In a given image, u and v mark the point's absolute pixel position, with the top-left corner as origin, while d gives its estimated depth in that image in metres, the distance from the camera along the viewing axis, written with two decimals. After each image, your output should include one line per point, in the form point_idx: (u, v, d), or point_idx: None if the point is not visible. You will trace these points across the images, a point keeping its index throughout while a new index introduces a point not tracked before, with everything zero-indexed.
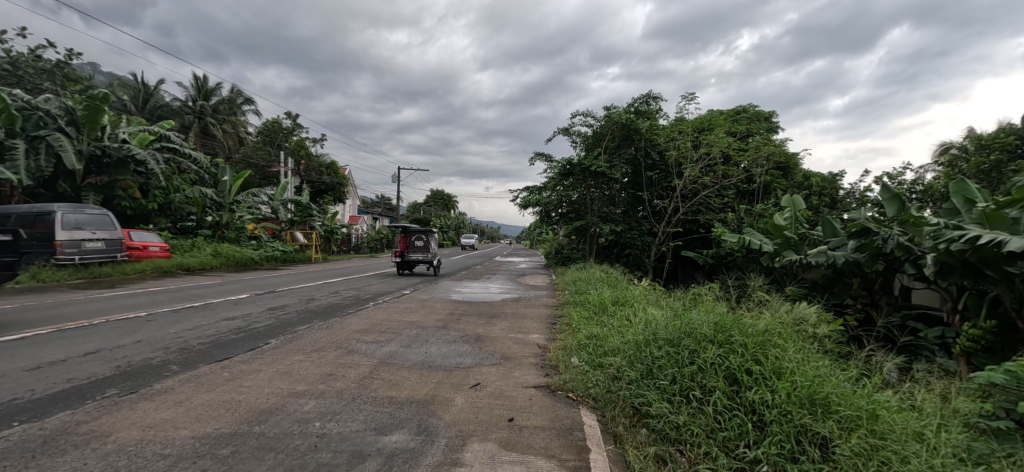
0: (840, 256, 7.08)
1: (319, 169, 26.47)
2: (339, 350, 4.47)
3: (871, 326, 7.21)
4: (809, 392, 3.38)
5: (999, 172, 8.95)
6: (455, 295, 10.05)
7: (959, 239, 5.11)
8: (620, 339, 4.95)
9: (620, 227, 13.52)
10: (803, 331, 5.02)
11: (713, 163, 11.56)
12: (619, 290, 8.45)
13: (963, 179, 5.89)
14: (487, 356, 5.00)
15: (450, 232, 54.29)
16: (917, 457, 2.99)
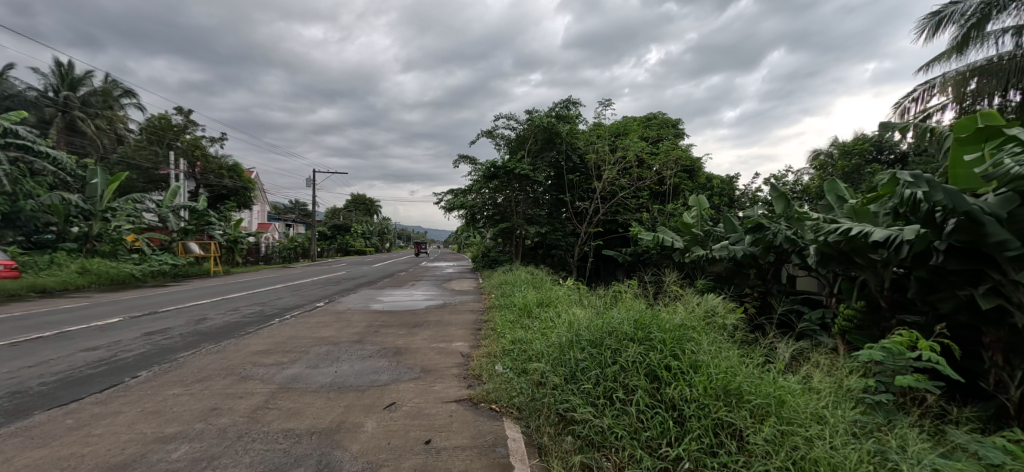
0: (738, 249, 7.55)
1: (217, 172, 24.38)
2: (229, 378, 3.95)
3: (768, 312, 7.75)
4: (724, 384, 3.46)
5: (859, 173, 10.03)
6: (375, 304, 9.53)
7: (834, 232, 5.54)
8: (545, 343, 4.83)
9: (546, 229, 13.63)
10: (714, 322, 5.21)
11: (629, 165, 11.97)
12: (545, 291, 8.38)
13: (836, 178, 6.44)
14: (405, 371, 4.67)
15: (373, 238, 52.51)
16: (820, 438, 3.12)
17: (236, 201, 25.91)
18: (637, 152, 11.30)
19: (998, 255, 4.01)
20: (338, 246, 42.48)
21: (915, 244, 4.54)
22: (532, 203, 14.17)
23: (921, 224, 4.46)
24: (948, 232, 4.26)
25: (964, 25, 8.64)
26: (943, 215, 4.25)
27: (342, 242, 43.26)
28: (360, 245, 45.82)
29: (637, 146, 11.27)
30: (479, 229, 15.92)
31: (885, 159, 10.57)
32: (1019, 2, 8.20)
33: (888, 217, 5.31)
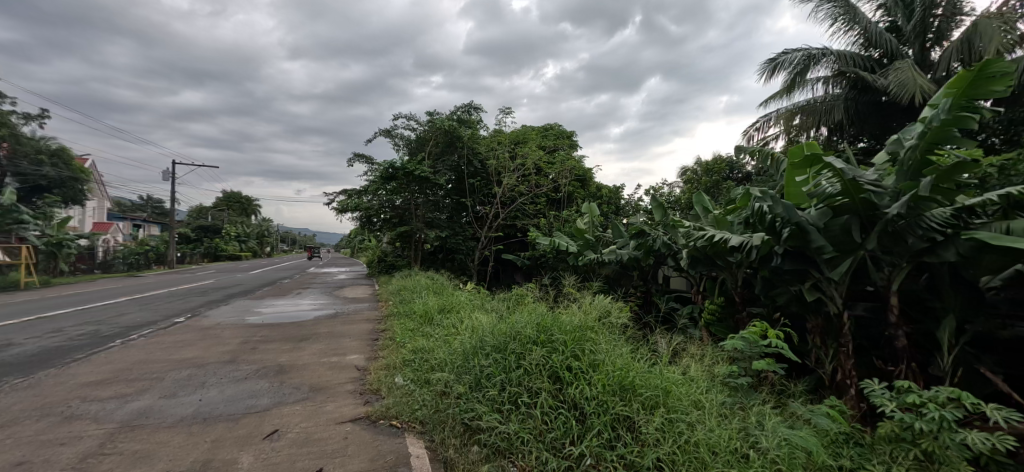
0: (624, 253, 7.95)
1: (32, 158, 20.32)
2: (47, 420, 3.21)
3: (649, 309, 8.24)
4: (619, 378, 3.50)
5: (717, 189, 11.31)
6: (253, 317, 8.51)
7: (699, 238, 5.89)
8: (447, 351, 4.59)
9: (445, 233, 13.30)
10: (607, 322, 5.35)
11: (528, 172, 12.32)
12: (446, 297, 8.10)
13: (701, 191, 6.97)
14: (290, 392, 4.14)
15: (251, 242, 47.86)
16: (701, 423, 3.26)
17: (65, 195, 21.71)
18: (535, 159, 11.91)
19: (819, 256, 4.53)
20: (205, 250, 37.94)
21: (760, 248, 5.05)
22: (432, 206, 13.76)
23: (765, 232, 5.02)
24: (783, 238, 4.78)
25: (793, 73, 9.85)
26: (781, 224, 4.78)
27: (211, 246, 38.78)
28: (234, 249, 41.34)
29: (535, 154, 11.80)
30: (375, 233, 15.13)
31: (735, 177, 11.94)
32: (830, 58, 9.64)
33: (741, 226, 5.85)
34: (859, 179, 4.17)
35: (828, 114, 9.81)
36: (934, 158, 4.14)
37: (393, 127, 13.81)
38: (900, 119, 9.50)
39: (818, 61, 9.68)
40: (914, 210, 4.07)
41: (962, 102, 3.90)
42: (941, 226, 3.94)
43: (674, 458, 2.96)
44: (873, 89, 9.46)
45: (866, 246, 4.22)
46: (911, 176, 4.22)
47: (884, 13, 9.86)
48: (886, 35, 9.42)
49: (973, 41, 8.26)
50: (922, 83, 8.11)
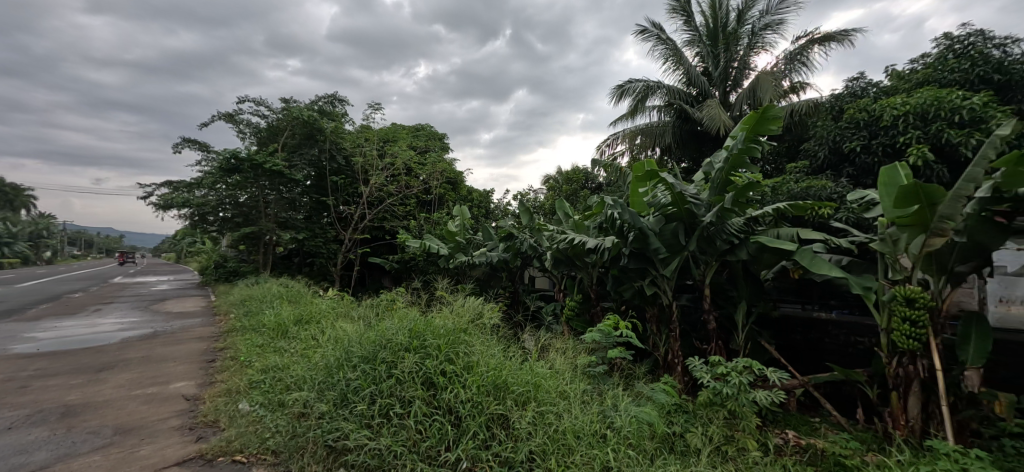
0: (494, 255, 8.12)
1: None
2: None
3: (517, 308, 8.52)
4: (496, 377, 3.58)
5: (576, 196, 12.21)
6: (22, 347, 6.76)
7: (563, 241, 6.22)
8: (306, 366, 4.20)
9: (302, 234, 12.04)
10: (479, 323, 5.38)
11: (397, 172, 12.01)
12: (302, 307, 7.36)
13: (562, 197, 7.31)
14: (83, 440, 3.64)
15: (22, 247, 38.17)
16: (569, 413, 3.52)
17: None
18: (406, 160, 11.53)
19: (655, 257, 5.18)
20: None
21: (611, 250, 5.58)
22: (288, 204, 12.52)
23: (616, 235, 5.55)
24: (629, 241, 5.37)
25: (635, 99, 11.21)
26: (628, 229, 5.35)
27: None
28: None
29: (406, 154, 11.62)
30: (212, 233, 13.18)
31: (591, 186, 12.94)
32: (664, 89, 11.12)
33: (596, 230, 6.33)
34: (684, 192, 4.86)
35: (660, 137, 11.19)
36: (733, 178, 4.93)
37: (236, 112, 12.10)
38: (711, 146, 11.14)
39: (654, 92, 11.09)
40: (721, 219, 4.84)
41: (751, 137, 4.72)
42: (739, 231, 4.92)
43: (545, 448, 3.16)
44: (692, 120, 11.05)
45: (689, 248, 4.98)
46: (719, 192, 4.98)
47: (699, 59, 11.39)
48: (701, 78, 11.01)
49: (756, 91, 10.15)
50: (724, 119, 9.74)
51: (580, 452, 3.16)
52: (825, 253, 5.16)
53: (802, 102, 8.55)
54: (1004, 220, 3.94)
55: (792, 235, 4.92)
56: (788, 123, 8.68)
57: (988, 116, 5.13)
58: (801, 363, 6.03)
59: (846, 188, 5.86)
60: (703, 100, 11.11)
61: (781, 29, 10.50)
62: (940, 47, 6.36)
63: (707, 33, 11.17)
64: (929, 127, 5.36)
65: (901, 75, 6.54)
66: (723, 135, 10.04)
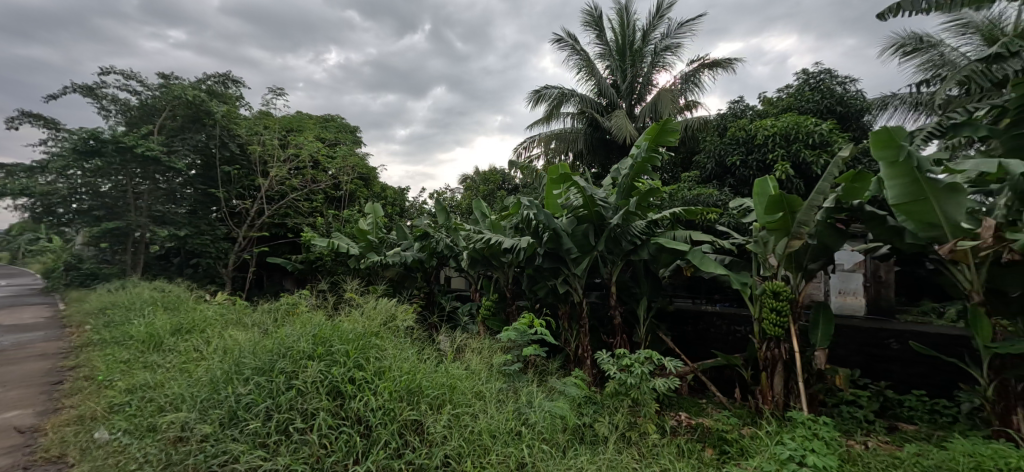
0: (408, 256, 8.10)
1: None
2: None
3: (432, 309, 8.54)
4: (409, 383, 3.71)
5: (493, 197, 12.49)
6: None
7: (479, 241, 6.42)
8: (183, 384, 4.03)
9: (183, 231, 10.33)
10: (392, 325, 5.39)
11: (302, 165, 11.39)
12: (183, 315, 6.70)
13: (480, 197, 7.53)
14: None
15: None
16: (485, 413, 3.74)
17: None
18: (312, 152, 11.06)
19: (568, 257, 5.61)
20: None
21: (526, 250, 5.90)
22: (167, 196, 10.59)
23: (531, 236, 5.87)
24: (544, 241, 5.71)
25: (550, 104, 11.76)
26: (542, 230, 5.68)
27: None
28: None
29: (313, 147, 11.10)
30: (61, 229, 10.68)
31: (508, 187, 13.34)
32: (577, 97, 11.81)
33: (512, 230, 6.67)
34: (594, 196, 5.31)
35: (573, 142, 11.86)
36: (637, 185, 5.50)
37: (97, 84, 10.07)
38: (618, 153, 12.02)
39: (568, 99, 11.72)
40: (625, 222, 5.37)
41: (653, 148, 5.25)
42: (641, 233, 5.47)
43: (461, 451, 3.35)
44: (602, 128, 11.84)
45: (598, 248, 5.45)
46: (625, 196, 5.51)
47: (609, 72, 12.22)
48: (610, 89, 11.89)
49: (657, 105, 11.14)
50: (630, 130, 10.57)
51: (495, 452, 3.40)
52: (711, 253, 5.86)
53: (694, 119, 9.59)
54: (844, 226, 4.80)
55: (686, 237, 5.54)
56: (683, 136, 9.68)
57: (833, 141, 6.17)
58: (691, 352, 6.77)
59: (728, 196, 6.72)
60: (611, 111, 11.94)
61: (678, 52, 11.60)
62: (800, 80, 7.44)
63: (616, 49, 12.03)
64: (790, 146, 6.32)
65: (771, 102, 7.60)
66: (629, 144, 10.87)
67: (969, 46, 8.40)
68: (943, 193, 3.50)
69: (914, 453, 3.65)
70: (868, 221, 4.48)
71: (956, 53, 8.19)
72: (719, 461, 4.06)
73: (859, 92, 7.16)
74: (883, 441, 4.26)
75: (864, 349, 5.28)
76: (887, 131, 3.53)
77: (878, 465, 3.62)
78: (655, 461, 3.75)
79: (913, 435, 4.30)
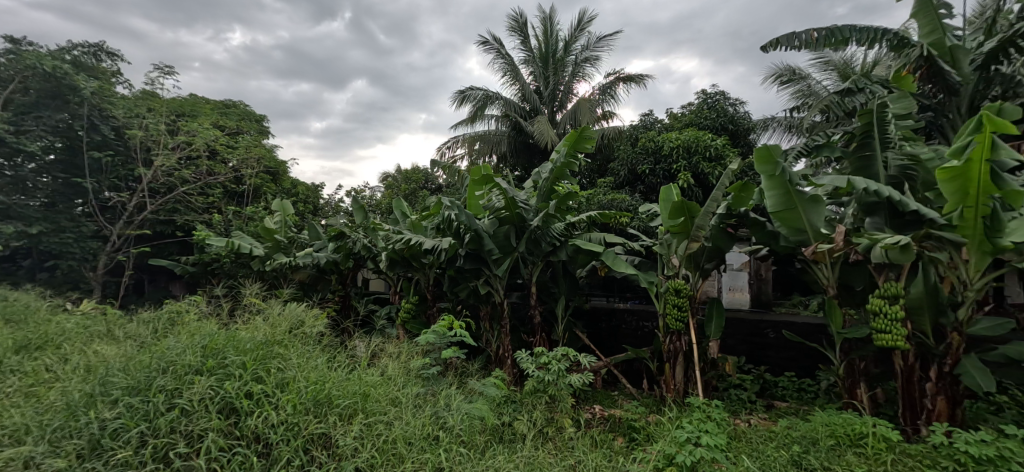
0: (322, 257, 7.64)
1: None
2: None
3: (347, 313, 8.21)
4: (315, 394, 3.55)
5: (415, 197, 12.33)
6: None
7: (398, 242, 6.31)
8: (20, 411, 3.29)
9: (37, 228, 7.54)
10: (300, 333, 4.90)
11: (195, 154, 9.08)
12: (30, 327, 5.45)
13: (401, 196, 7.53)
14: None
15: None
16: (400, 420, 3.70)
17: None
18: (208, 141, 8.79)
19: (489, 259, 5.83)
20: None
21: (447, 251, 5.98)
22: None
23: (452, 237, 5.94)
24: (464, 242, 5.83)
25: (475, 106, 11.94)
26: (463, 231, 5.75)
27: None
28: None
29: (209, 134, 8.89)
30: None
31: (430, 187, 13.28)
32: (501, 100, 12.08)
33: (433, 231, 6.75)
34: (515, 198, 5.55)
35: (496, 145, 12.11)
36: (556, 189, 5.83)
37: None
38: (540, 158, 12.44)
39: (492, 102, 11.99)
40: (545, 224, 5.69)
41: (571, 154, 5.62)
42: (559, 235, 5.80)
43: (374, 462, 3.28)
44: (524, 133, 12.22)
45: (519, 249, 5.73)
46: (545, 198, 5.85)
47: (532, 78, 12.67)
48: (533, 95, 12.34)
49: (577, 113, 11.72)
50: (552, 135, 11.03)
51: (411, 459, 3.38)
52: (623, 255, 6.34)
53: (610, 128, 10.26)
54: (733, 231, 5.45)
55: (600, 239, 5.96)
56: (600, 144, 10.28)
57: (726, 155, 6.95)
58: (604, 347, 7.24)
59: (638, 202, 7.29)
60: (533, 116, 12.35)
61: (596, 65, 12.26)
62: (700, 99, 8.27)
63: (539, 56, 12.49)
64: (691, 158, 7.00)
65: (676, 116, 8.34)
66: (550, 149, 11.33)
67: (831, 80, 9.85)
68: (807, 203, 4.13)
69: (786, 426, 4.19)
70: (752, 226, 5.13)
71: (820, 85, 9.54)
72: (627, 447, 4.45)
73: (747, 113, 8.11)
74: (762, 419, 4.89)
75: (749, 340, 6.02)
76: (766, 149, 4.09)
77: (758, 439, 4.10)
78: (569, 454, 4.00)
79: (786, 412, 4.95)
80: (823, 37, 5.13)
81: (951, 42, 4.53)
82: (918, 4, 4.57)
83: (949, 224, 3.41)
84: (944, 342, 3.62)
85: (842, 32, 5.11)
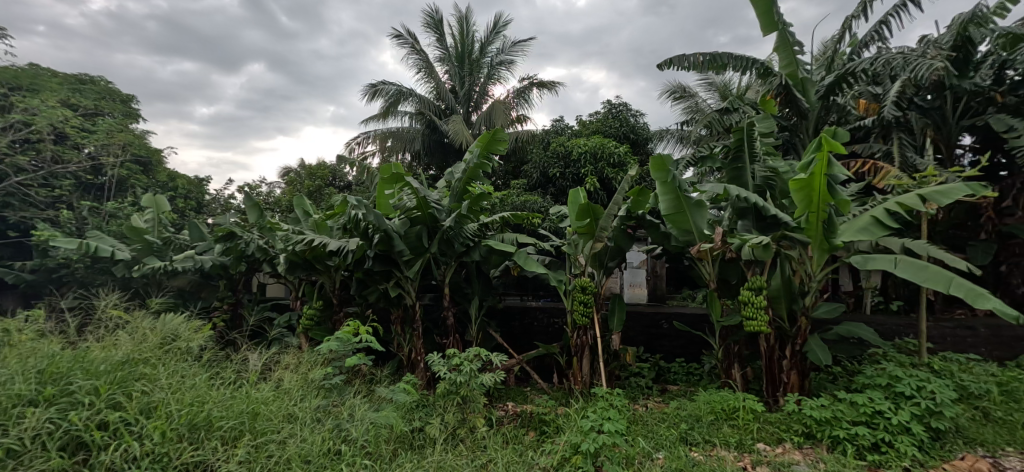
0: (206, 260, 6.79)
1: None
2: None
3: (238, 324, 7.23)
4: (189, 418, 3.21)
5: (319, 193, 11.73)
6: None
7: (299, 242, 5.97)
8: None
9: None
10: (174, 349, 4.20)
11: (37, 137, 7.67)
12: None
13: (304, 194, 7.22)
14: None
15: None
16: (294, 437, 3.47)
17: None
18: (55, 123, 7.69)
19: (399, 260, 5.85)
20: None
21: (355, 252, 5.83)
22: None
23: (360, 237, 5.78)
24: (374, 243, 5.73)
25: (387, 100, 11.75)
26: (372, 231, 5.65)
27: None
28: None
29: (55, 114, 7.74)
30: None
31: (338, 184, 12.78)
32: (415, 97, 12.00)
33: (339, 231, 6.53)
34: (427, 198, 5.62)
35: (410, 142, 12.03)
36: (468, 189, 5.98)
37: None
38: (454, 157, 12.48)
39: (405, 98, 11.89)
40: (458, 224, 5.79)
41: (484, 155, 5.82)
42: (473, 236, 5.93)
43: None
44: (439, 132, 12.18)
45: (432, 250, 5.79)
46: (457, 199, 5.99)
47: (447, 76, 12.72)
48: (448, 94, 12.38)
49: (491, 115, 11.98)
50: (467, 135, 11.16)
51: None
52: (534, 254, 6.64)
53: (523, 132, 10.62)
54: (633, 231, 5.98)
55: (512, 239, 6.21)
56: (513, 146, 10.61)
57: (627, 162, 7.57)
58: (517, 345, 7.51)
59: (549, 204, 7.68)
60: (448, 114, 12.39)
61: (511, 69, 12.62)
62: (606, 108, 8.88)
63: (455, 56, 12.59)
64: (597, 164, 7.51)
65: (584, 123, 8.88)
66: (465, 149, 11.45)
67: (714, 98, 11.10)
68: (693, 207, 4.69)
69: (676, 408, 4.63)
70: (648, 227, 5.67)
71: (705, 102, 10.70)
72: (538, 440, 4.74)
73: (646, 124, 8.87)
74: (657, 402, 5.43)
75: (646, 331, 6.60)
76: (661, 158, 4.55)
77: (654, 421, 4.47)
78: (481, 454, 4.13)
79: (677, 394, 5.53)
80: (707, 61, 5.85)
81: (802, 75, 5.28)
82: (778, 40, 5.26)
83: (799, 227, 4.06)
84: (795, 325, 4.31)
85: (722, 58, 5.87)
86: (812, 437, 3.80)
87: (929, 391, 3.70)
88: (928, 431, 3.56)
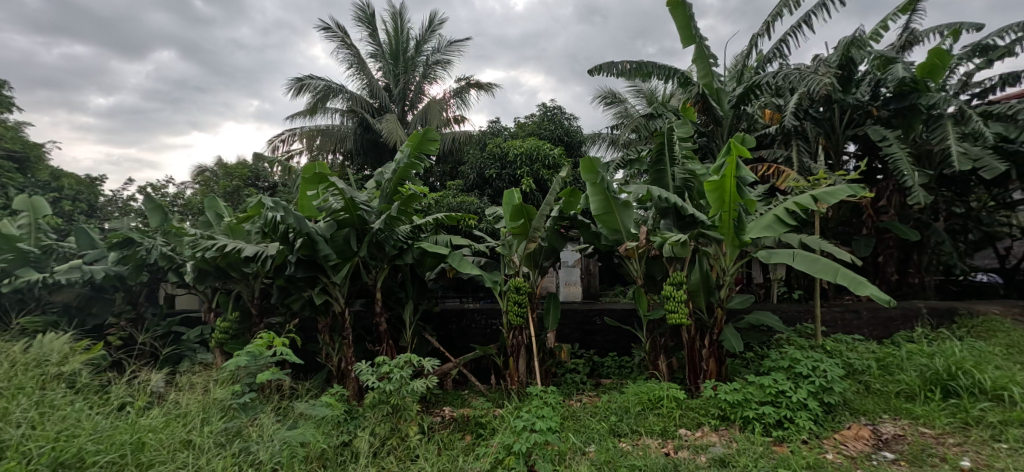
0: (97, 270, 6.04)
1: None
2: None
3: (134, 340, 6.57)
4: (53, 457, 2.97)
5: (238, 194, 11.01)
6: None
7: (210, 248, 5.56)
8: None
9: None
10: (43, 377, 3.79)
11: None
12: None
13: (217, 194, 6.78)
14: None
15: None
16: (188, 465, 3.26)
17: None
18: None
19: (326, 264, 5.66)
20: None
21: (275, 257, 5.54)
22: None
23: (280, 242, 5.51)
24: (296, 247, 5.49)
25: (315, 95, 11.34)
26: (293, 235, 5.43)
27: None
28: None
29: None
30: None
31: (260, 185, 12.10)
32: (345, 94, 11.66)
33: (258, 234, 6.20)
34: (355, 199, 5.48)
35: (341, 141, 11.70)
36: (400, 190, 5.91)
37: None
38: (387, 157, 12.23)
39: (335, 94, 11.52)
40: (388, 226, 5.68)
41: (414, 155, 5.79)
42: (405, 238, 5.86)
43: None
44: (372, 130, 11.87)
45: (360, 253, 5.64)
46: (388, 200, 5.91)
47: (381, 73, 12.47)
48: (381, 91, 12.13)
49: (426, 115, 11.89)
50: (401, 135, 11.00)
51: None
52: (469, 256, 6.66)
53: (459, 133, 10.63)
54: (566, 231, 6.19)
55: (446, 241, 6.20)
56: (448, 147, 10.58)
57: (561, 164, 7.81)
58: (454, 347, 7.49)
59: (484, 205, 7.76)
60: (383, 113, 12.15)
61: (447, 69, 12.59)
62: (541, 110, 9.10)
63: (389, 53, 12.36)
64: (532, 165, 7.69)
65: (520, 125, 9.05)
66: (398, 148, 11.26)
67: (642, 104, 11.69)
68: (620, 208, 4.94)
69: (606, 401, 4.80)
70: (580, 227, 5.90)
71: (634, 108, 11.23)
72: (475, 443, 4.79)
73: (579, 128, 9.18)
74: (591, 396, 5.68)
75: (580, 328, 6.82)
76: (591, 160, 4.76)
77: (586, 417, 4.59)
78: (412, 464, 4.08)
79: (612, 387, 5.79)
80: (634, 68, 6.18)
81: (717, 85, 5.72)
82: (696, 53, 5.66)
83: (713, 225, 4.42)
84: (712, 316, 4.66)
85: (647, 66, 6.22)
86: (726, 419, 4.13)
87: (822, 369, 4.15)
88: (821, 405, 4.01)
